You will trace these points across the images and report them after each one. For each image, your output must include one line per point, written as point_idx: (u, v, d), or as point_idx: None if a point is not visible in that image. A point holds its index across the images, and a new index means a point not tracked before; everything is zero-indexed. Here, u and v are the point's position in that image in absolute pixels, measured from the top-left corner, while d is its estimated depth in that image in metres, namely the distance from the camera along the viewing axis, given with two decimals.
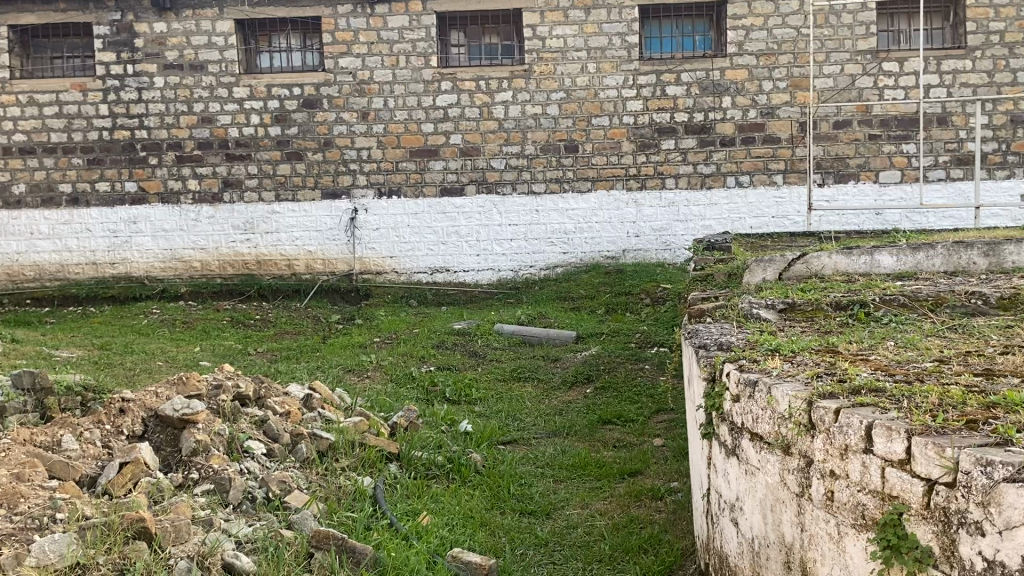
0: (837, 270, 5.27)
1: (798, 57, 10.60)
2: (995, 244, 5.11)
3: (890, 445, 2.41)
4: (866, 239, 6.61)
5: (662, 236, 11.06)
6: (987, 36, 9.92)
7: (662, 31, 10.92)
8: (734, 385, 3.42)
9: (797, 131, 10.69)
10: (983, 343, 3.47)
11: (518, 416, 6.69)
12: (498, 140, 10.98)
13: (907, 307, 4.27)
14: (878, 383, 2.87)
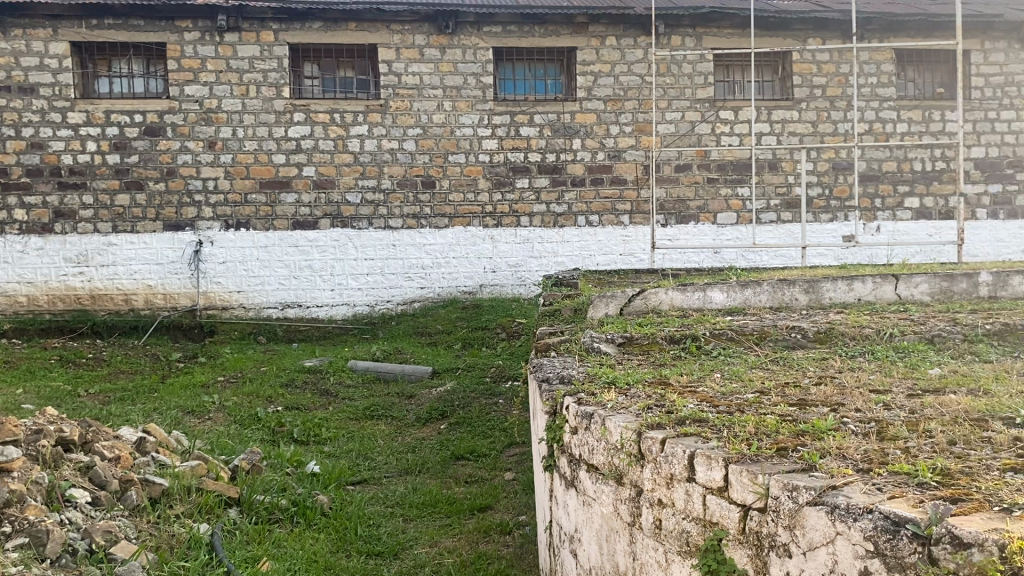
0: (672, 305, 5.53)
1: (643, 103, 11.11)
2: (814, 282, 5.48)
3: (710, 472, 2.51)
4: (702, 276, 6.95)
5: (517, 272, 11.21)
6: (811, 89, 10.72)
7: (516, 73, 11.19)
8: (572, 418, 3.49)
9: (642, 174, 11.17)
10: (801, 374, 3.70)
11: (370, 455, 6.55)
12: (353, 173, 10.88)
13: (735, 340, 4.51)
14: (703, 414, 3.00)
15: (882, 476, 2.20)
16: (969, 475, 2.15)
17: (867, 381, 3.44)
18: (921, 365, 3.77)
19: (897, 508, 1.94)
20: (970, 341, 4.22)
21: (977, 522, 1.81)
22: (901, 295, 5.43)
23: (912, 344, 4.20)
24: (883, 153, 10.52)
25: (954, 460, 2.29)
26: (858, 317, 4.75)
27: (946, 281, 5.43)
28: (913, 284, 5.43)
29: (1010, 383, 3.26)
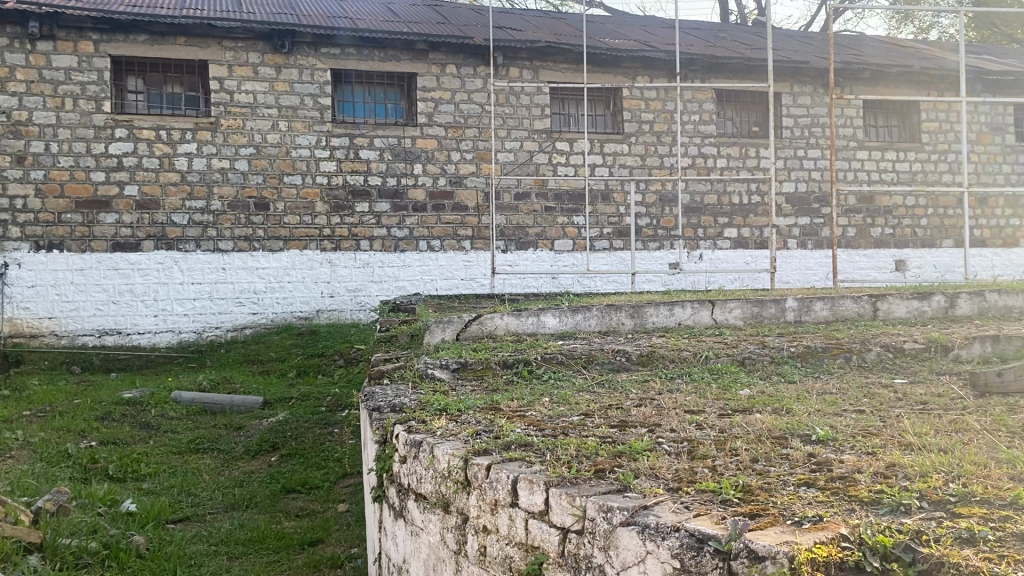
0: (507, 330, 5.60)
1: (482, 131, 11.26)
2: (639, 308, 5.71)
3: (531, 497, 2.54)
4: (537, 301, 7.09)
5: (356, 297, 10.98)
6: (640, 124, 11.22)
7: (355, 96, 11.07)
8: (401, 446, 3.43)
9: (482, 201, 11.26)
10: (624, 397, 3.82)
11: (193, 491, 6.19)
12: (180, 193, 10.38)
13: (565, 364, 4.61)
14: (529, 438, 3.04)
15: (690, 494, 2.30)
16: (768, 490, 2.29)
17: (683, 403, 3.60)
18: (733, 386, 3.98)
19: (702, 526, 2.03)
20: (777, 363, 4.51)
21: (770, 536, 1.92)
22: (717, 320, 5.75)
23: (725, 366, 4.45)
24: (705, 186, 11.16)
25: (755, 476, 2.43)
26: (678, 340, 4.97)
27: (756, 307, 5.80)
28: (728, 310, 5.76)
29: (810, 402, 3.50)
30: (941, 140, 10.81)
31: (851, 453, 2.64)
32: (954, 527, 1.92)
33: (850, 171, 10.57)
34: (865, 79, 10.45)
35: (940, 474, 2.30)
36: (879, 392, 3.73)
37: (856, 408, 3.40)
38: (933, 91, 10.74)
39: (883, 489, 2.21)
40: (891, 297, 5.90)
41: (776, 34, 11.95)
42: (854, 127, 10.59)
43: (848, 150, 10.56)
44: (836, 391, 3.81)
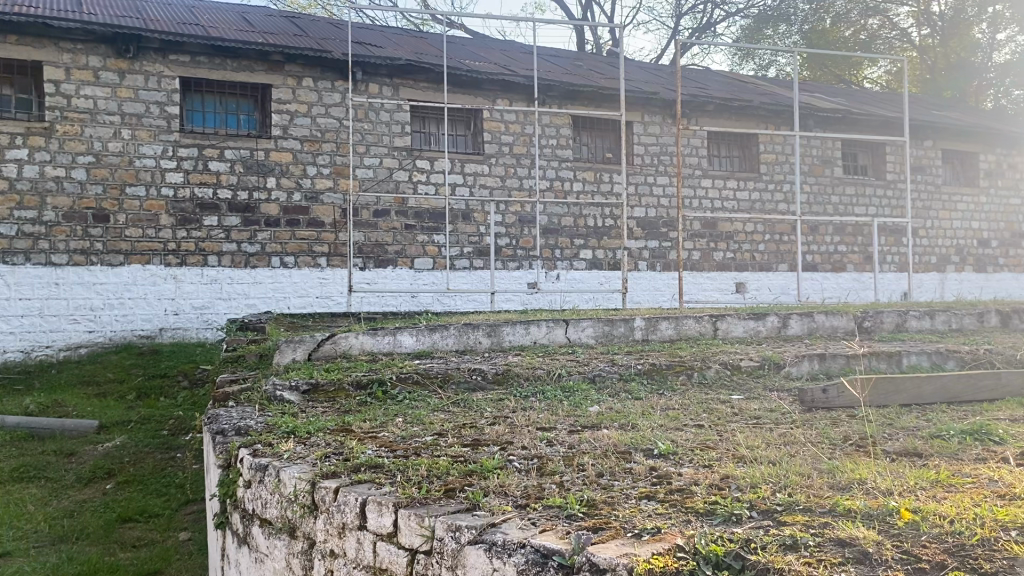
0: (363, 350, 5.51)
1: (340, 146, 11.07)
2: (495, 326, 5.76)
3: (380, 519, 2.50)
4: (393, 320, 7.03)
5: (203, 315, 10.47)
6: (500, 146, 11.38)
7: (205, 105, 10.63)
8: (246, 470, 3.30)
9: (339, 217, 10.97)
10: (478, 416, 3.84)
11: (14, 524, 5.71)
12: (8, 203, 9.65)
13: (420, 384, 4.58)
14: (379, 460, 2.99)
15: (537, 510, 2.34)
16: (611, 504, 2.36)
17: (536, 420, 3.65)
18: (584, 403, 4.09)
19: (547, 541, 2.07)
20: (625, 380, 4.67)
21: (611, 549, 1.97)
22: (570, 338, 5.89)
23: (577, 384, 4.56)
24: (562, 209, 11.42)
25: (600, 490, 2.50)
26: (532, 359, 5.06)
27: (607, 326, 5.98)
28: (580, 329, 5.92)
29: (654, 418, 3.64)
30: (777, 171, 11.53)
31: (690, 465, 2.77)
32: (779, 534, 2.05)
33: (696, 198, 11.10)
34: (709, 112, 10.99)
35: (769, 484, 2.44)
36: (718, 408, 3.92)
37: (696, 422, 3.57)
38: (770, 125, 11.43)
39: (717, 500, 2.33)
40: (730, 317, 6.25)
41: (628, 64, 12.45)
42: (699, 157, 11.14)
43: (694, 178, 11.09)
44: (679, 406, 3.98)
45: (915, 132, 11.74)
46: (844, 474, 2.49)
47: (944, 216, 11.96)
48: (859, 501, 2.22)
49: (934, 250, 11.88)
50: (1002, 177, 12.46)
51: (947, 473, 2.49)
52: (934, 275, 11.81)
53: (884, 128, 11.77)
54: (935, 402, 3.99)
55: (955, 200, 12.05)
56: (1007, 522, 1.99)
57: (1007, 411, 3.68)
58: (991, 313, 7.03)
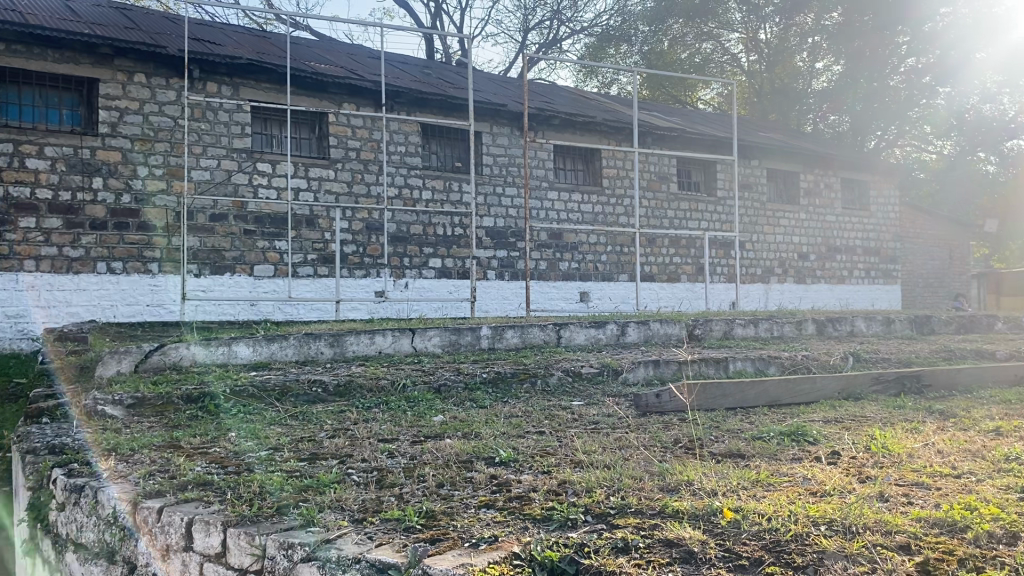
0: (195, 361, 5.26)
1: (174, 147, 9.52)
2: (339, 336, 5.64)
3: (207, 539, 2.37)
4: (229, 331, 6.71)
5: (17, 324, 8.74)
6: (346, 151, 10.06)
7: (22, 98, 8.83)
8: (60, 492, 3.05)
9: (172, 221, 9.45)
10: (317, 429, 3.73)
11: None
12: None
13: (257, 397, 4.42)
14: (207, 478, 2.84)
15: (374, 524, 2.29)
16: (449, 514, 2.34)
17: (377, 432, 3.58)
18: (427, 413, 4.06)
19: (383, 555, 2.02)
20: (470, 389, 4.68)
21: (447, 560, 1.96)
22: (416, 347, 5.85)
23: (421, 394, 4.52)
24: (411, 216, 10.25)
25: (439, 501, 2.47)
26: (376, 370, 4.94)
27: (453, 334, 5.97)
28: (427, 337, 5.88)
29: (496, 426, 3.65)
30: (619, 186, 11.82)
31: (529, 472, 2.79)
32: (610, 537, 2.10)
33: (542, 211, 11.22)
34: (555, 125, 11.17)
35: (602, 488, 2.50)
36: (559, 414, 3.98)
37: (537, 429, 3.62)
38: (611, 142, 11.76)
39: (553, 506, 2.36)
40: (572, 326, 6.39)
41: (476, 75, 12.49)
42: (544, 169, 11.21)
43: (540, 190, 11.16)
44: (521, 413, 4.03)
45: (743, 151, 12.49)
46: (674, 477, 2.59)
47: (768, 231, 12.80)
48: (686, 502, 2.31)
49: (759, 263, 12.68)
50: (819, 196, 13.46)
51: (766, 473, 2.64)
52: (758, 285, 12.59)
53: (716, 147, 12.43)
54: (757, 405, 4.22)
55: (778, 216, 12.91)
56: (817, 517, 2.13)
57: (820, 413, 3.94)
58: (808, 321, 7.55)
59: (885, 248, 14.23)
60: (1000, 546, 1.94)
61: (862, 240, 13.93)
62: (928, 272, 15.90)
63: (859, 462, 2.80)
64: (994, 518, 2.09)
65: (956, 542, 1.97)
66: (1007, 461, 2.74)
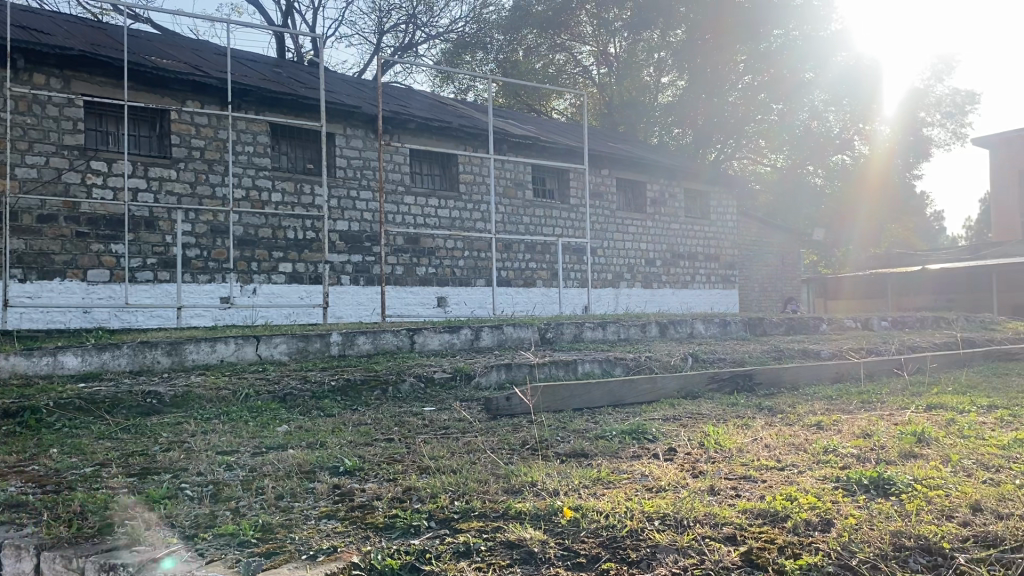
0: (14, 372, 4.85)
1: None
2: (177, 344, 5.36)
3: (18, 565, 2.17)
4: (54, 340, 6.21)
5: None
6: (189, 150, 9.47)
7: None
8: None
9: None
10: (151, 443, 3.51)
11: None
12: None
13: (83, 410, 4.12)
14: (22, 498, 2.62)
15: (207, 540, 2.18)
16: (288, 527, 2.27)
17: (216, 444, 3.42)
18: (271, 424, 3.91)
19: (214, 572, 1.93)
20: (317, 397, 4.55)
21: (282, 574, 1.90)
22: (261, 355, 5.64)
23: (265, 404, 4.35)
24: (259, 219, 9.78)
25: (278, 514, 2.39)
26: (217, 379, 4.71)
27: (301, 341, 5.81)
28: (272, 345, 5.68)
29: (343, 435, 3.56)
30: (475, 191, 11.60)
31: (373, 481, 2.74)
32: (453, 542, 2.09)
33: (399, 214, 10.81)
34: (411, 130, 10.89)
35: (447, 493, 2.48)
36: (409, 420, 3.94)
37: (386, 437, 3.56)
38: (468, 147, 11.56)
39: (397, 513, 2.32)
40: (426, 331, 6.37)
41: (329, 76, 12.19)
42: (401, 173, 10.85)
43: (397, 194, 10.80)
44: (370, 422, 3.94)
45: (594, 160, 12.85)
46: (518, 479, 2.61)
47: (617, 237, 13.24)
48: (528, 503, 2.33)
49: (610, 268, 13.09)
50: (664, 205, 14.04)
51: (608, 472, 2.71)
52: (609, 289, 12.98)
53: (568, 156, 12.68)
54: (602, 406, 4.34)
55: (626, 223, 13.39)
56: (651, 512, 2.20)
57: (660, 411, 4.11)
58: (651, 324, 7.85)
59: (723, 255, 15.02)
60: (815, 532, 2.07)
61: (703, 246, 14.66)
62: (763, 277, 16.94)
63: (694, 458, 2.92)
64: (811, 507, 2.23)
65: (777, 530, 2.08)
66: (825, 453, 2.93)
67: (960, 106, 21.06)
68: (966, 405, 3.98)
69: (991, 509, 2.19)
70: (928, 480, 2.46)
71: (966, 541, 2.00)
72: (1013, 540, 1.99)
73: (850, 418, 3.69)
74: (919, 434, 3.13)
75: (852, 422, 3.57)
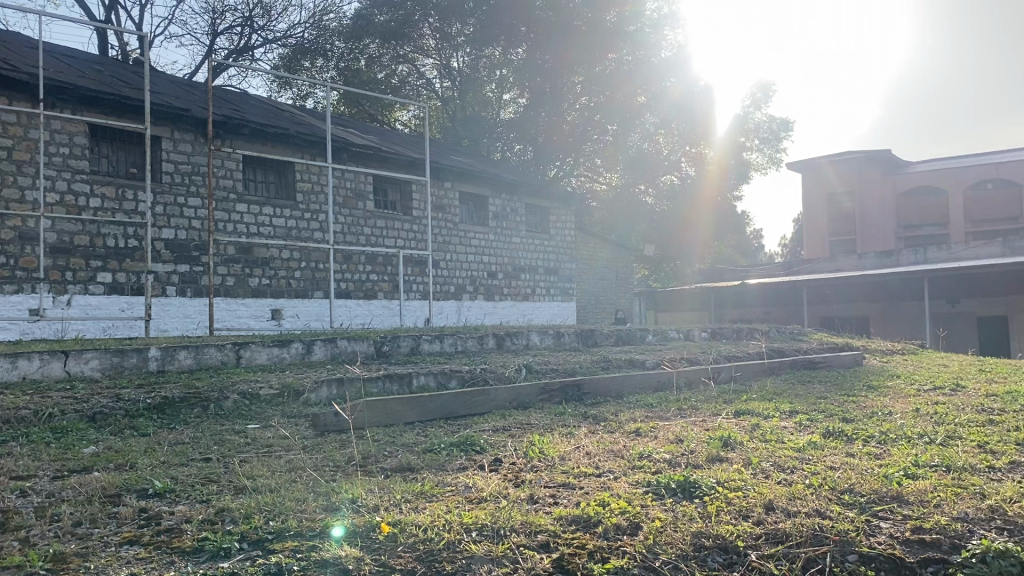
0: None
1: None
2: None
3: None
4: None
5: None
6: None
7: None
8: None
9: None
10: None
11: None
12: None
13: None
14: None
15: None
16: (84, 555, 2.12)
17: (11, 469, 3.14)
18: (76, 446, 3.64)
19: None
20: (131, 416, 4.30)
21: None
22: (70, 372, 5.24)
23: (71, 424, 4.04)
24: (74, 225, 9.11)
25: (73, 543, 2.23)
26: (16, 398, 4.32)
27: (116, 357, 5.45)
28: (83, 360, 5.30)
29: (156, 455, 3.37)
30: (313, 201, 11.31)
31: (184, 503, 2.60)
32: (264, 563, 2.02)
33: (229, 223, 10.37)
34: (244, 135, 10.49)
35: (262, 513, 2.40)
36: (230, 439, 3.78)
37: (204, 456, 3.39)
38: (306, 155, 11.24)
39: (206, 536, 2.22)
40: (253, 345, 6.17)
41: (155, 76, 11.55)
42: (233, 180, 10.41)
43: (228, 202, 10.36)
44: (188, 441, 3.75)
45: (436, 173, 12.87)
46: (339, 496, 2.55)
47: (459, 249, 13.31)
48: (346, 520, 2.29)
49: (452, 280, 13.14)
50: (506, 220, 14.24)
51: (431, 485, 2.71)
52: (451, 302, 13.02)
53: (409, 167, 12.62)
54: (433, 419, 4.34)
55: (467, 236, 13.48)
56: (469, 523, 2.22)
57: (489, 422, 4.15)
58: (488, 336, 7.93)
59: (562, 269, 15.40)
60: (624, 536, 2.16)
61: (543, 260, 14.98)
62: (598, 290, 17.52)
63: (517, 468, 2.97)
64: (621, 511, 2.32)
65: (588, 536, 2.15)
66: (640, 458, 3.07)
67: (775, 132, 22.87)
68: (771, 411, 4.26)
69: (782, 508, 2.36)
70: (730, 483, 2.63)
71: (759, 539, 2.16)
72: (799, 536, 2.17)
73: (665, 425, 3.90)
74: (726, 438, 3.33)
75: (667, 429, 3.76)
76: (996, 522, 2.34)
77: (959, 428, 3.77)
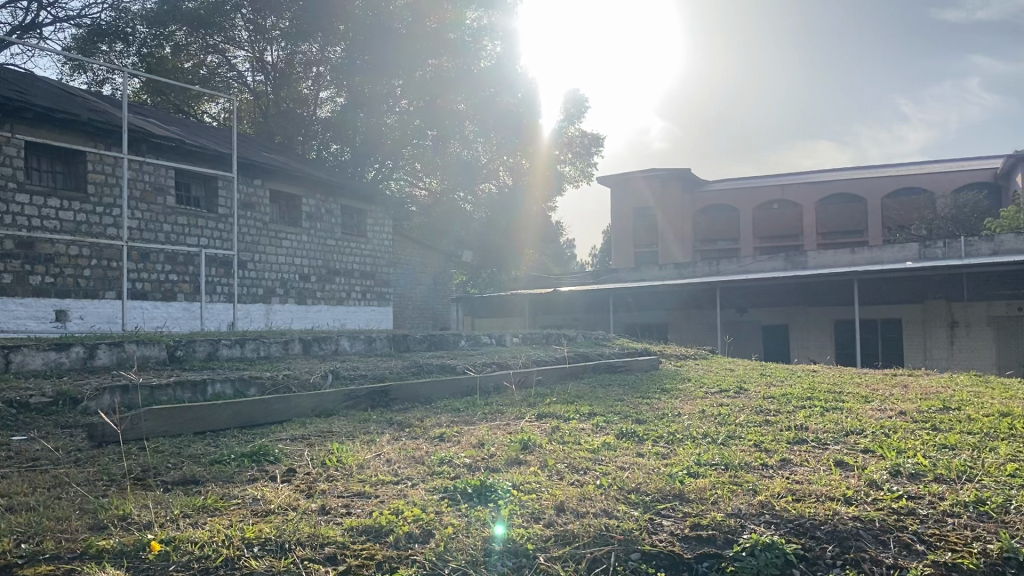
0: None
1: None
2: None
3: None
4: None
5: None
6: None
7: None
8: None
9: None
10: None
11: None
12: None
13: None
14: None
15: None
16: None
17: None
18: None
19: None
20: None
21: None
22: None
23: None
24: None
25: None
26: None
27: None
28: None
29: None
30: (107, 194, 10.49)
31: None
32: None
33: (8, 215, 9.40)
34: (27, 120, 9.54)
35: (13, 536, 2.15)
36: None
37: None
38: (99, 144, 10.40)
39: None
40: (25, 348, 5.60)
41: None
42: (13, 168, 9.44)
43: (6, 191, 9.39)
44: None
45: (245, 170, 12.32)
46: (107, 512, 2.34)
47: (270, 251, 12.83)
48: (113, 539, 2.10)
49: (260, 283, 12.64)
50: (319, 220, 13.85)
51: (215, 498, 2.54)
52: (258, 305, 12.54)
53: (216, 163, 12.01)
54: (226, 428, 4.10)
55: (279, 237, 13.00)
56: (252, 538, 2.10)
57: (287, 431, 3.98)
58: (294, 340, 7.68)
59: (379, 274, 15.20)
60: (415, 545, 2.12)
61: (359, 263, 14.73)
62: (416, 296, 17.47)
63: (312, 478, 2.85)
64: (413, 519, 2.27)
65: (377, 546, 2.09)
66: (440, 464, 3.04)
67: (587, 147, 23.83)
68: (570, 414, 4.37)
69: (571, 509, 2.41)
70: (524, 486, 2.65)
71: (548, 541, 2.18)
72: (586, 536, 2.21)
73: (468, 430, 3.90)
74: (526, 442, 3.38)
75: (471, 433, 3.75)
76: (764, 517, 2.49)
77: (739, 428, 4.03)
